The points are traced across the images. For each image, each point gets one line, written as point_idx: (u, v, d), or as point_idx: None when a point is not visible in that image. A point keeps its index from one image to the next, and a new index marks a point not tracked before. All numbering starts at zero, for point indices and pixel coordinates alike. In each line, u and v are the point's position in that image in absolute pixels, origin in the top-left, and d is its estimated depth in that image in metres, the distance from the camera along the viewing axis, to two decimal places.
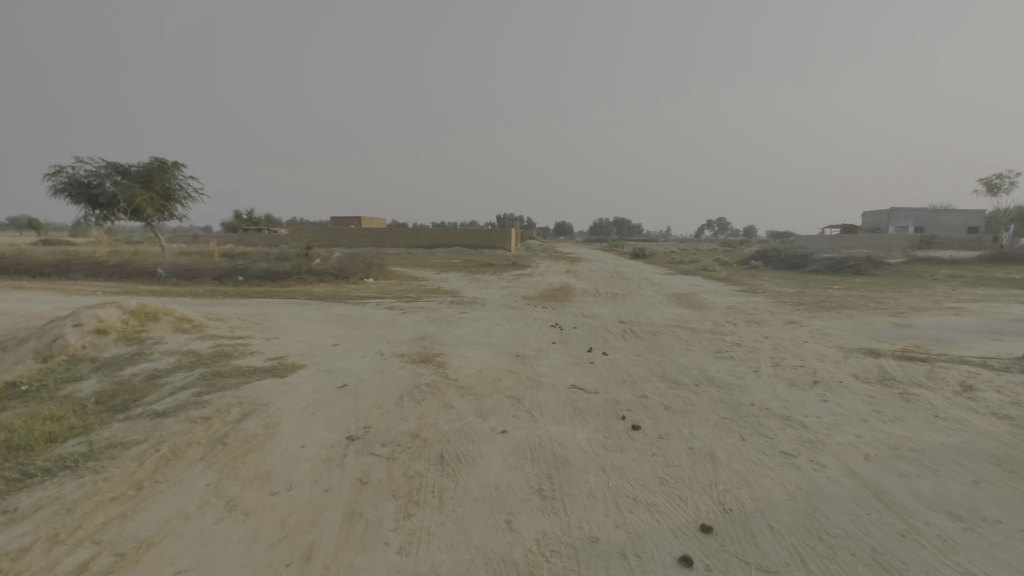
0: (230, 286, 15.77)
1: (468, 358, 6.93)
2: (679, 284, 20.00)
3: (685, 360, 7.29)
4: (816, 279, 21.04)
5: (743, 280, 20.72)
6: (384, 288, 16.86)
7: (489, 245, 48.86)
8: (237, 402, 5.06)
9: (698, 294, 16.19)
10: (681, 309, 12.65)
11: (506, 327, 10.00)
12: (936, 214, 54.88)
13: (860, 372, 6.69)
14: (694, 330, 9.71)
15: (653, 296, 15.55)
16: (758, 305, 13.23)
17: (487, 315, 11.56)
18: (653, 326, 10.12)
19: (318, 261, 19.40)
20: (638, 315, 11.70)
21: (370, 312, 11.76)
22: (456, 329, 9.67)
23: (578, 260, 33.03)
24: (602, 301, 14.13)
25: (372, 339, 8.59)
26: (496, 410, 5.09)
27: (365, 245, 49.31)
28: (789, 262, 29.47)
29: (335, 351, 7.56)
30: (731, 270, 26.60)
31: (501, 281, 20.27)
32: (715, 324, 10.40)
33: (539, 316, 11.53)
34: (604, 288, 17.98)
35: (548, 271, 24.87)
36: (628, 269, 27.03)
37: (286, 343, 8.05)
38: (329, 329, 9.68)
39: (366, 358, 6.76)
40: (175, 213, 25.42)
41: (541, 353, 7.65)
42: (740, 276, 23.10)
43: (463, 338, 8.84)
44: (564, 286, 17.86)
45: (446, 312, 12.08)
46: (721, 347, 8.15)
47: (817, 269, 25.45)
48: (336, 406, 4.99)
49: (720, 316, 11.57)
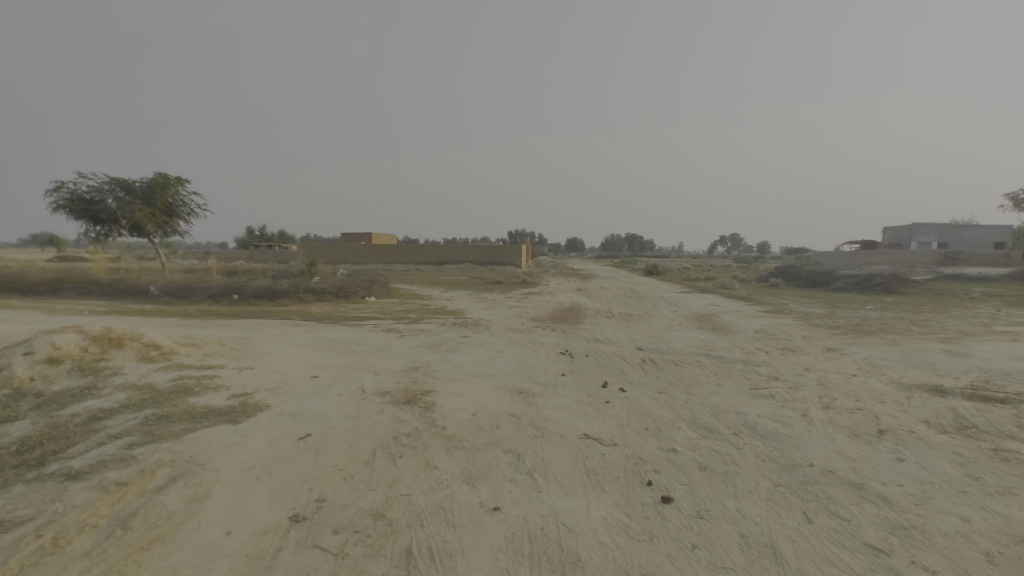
0: (223, 306, 14.96)
1: (462, 397, 5.92)
2: (698, 303, 18.88)
3: (718, 399, 6.22)
4: (844, 299, 19.79)
5: (766, 300, 19.53)
6: (385, 307, 15.98)
7: (500, 262, 48.04)
8: (169, 461, 4.08)
9: (719, 315, 15.06)
10: (704, 333, 11.55)
11: (511, 354, 8.99)
12: (961, 230, 53.12)
13: (932, 418, 5.58)
14: (723, 359, 8.62)
15: (671, 317, 14.47)
16: (789, 329, 12.09)
17: (491, 339, 10.56)
18: (675, 354, 9.05)
19: (318, 279, 18.60)
20: (657, 340, 10.63)
21: (365, 336, 10.82)
22: (455, 357, 8.68)
23: (590, 278, 32.01)
24: (616, 323, 13.06)
25: (359, 369, 7.60)
26: (489, 474, 4.07)
27: (374, 262, 48.78)
28: (811, 279, 28.18)
29: (311, 385, 6.59)
30: (751, 288, 25.39)
31: (510, 300, 19.31)
32: (745, 351, 9.28)
33: (547, 340, 10.50)
34: (618, 307, 16.92)
35: (558, 289, 23.87)
36: (642, 287, 25.95)
37: (258, 375, 7.07)
38: (314, 356, 8.72)
39: (343, 397, 5.77)
40: (178, 229, 24.91)
41: (549, 390, 6.62)
42: (762, 295, 21.91)
43: (461, 368, 7.83)
44: (576, 306, 16.84)
45: (447, 336, 11.10)
46: (758, 381, 7.07)
47: (843, 288, 24.18)
48: (288, 468, 3.99)
49: (749, 341, 10.45)
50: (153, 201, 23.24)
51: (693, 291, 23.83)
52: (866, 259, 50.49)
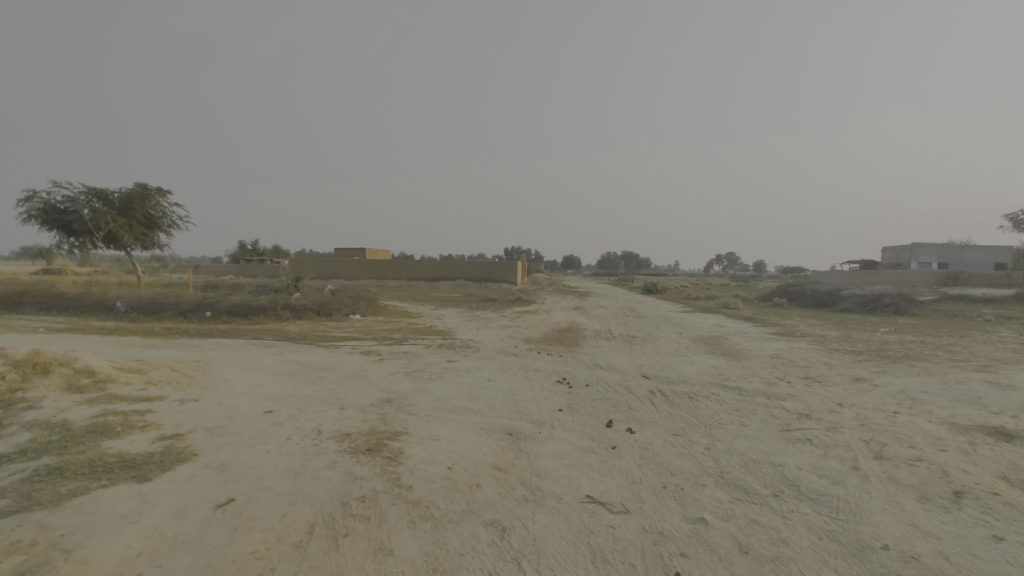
0: (193, 324, 13.88)
1: (438, 442, 4.88)
2: (703, 324, 17.90)
3: (745, 446, 5.18)
4: (854, 321, 18.86)
5: (773, 321, 18.58)
6: (369, 326, 14.93)
7: (495, 278, 47.12)
8: (27, 544, 3.01)
9: (727, 338, 14.07)
10: (714, 359, 10.52)
11: (501, 383, 7.95)
12: (961, 250, 52.64)
13: (1010, 472, 4.57)
14: (742, 391, 7.60)
15: (676, 340, 13.48)
16: (806, 354, 11.09)
17: (480, 365, 9.49)
18: (686, 384, 8.03)
19: (300, 296, 17.58)
20: (664, 367, 9.60)
21: (340, 360, 9.76)
22: (438, 387, 7.63)
23: (588, 296, 31.08)
24: (617, 346, 12.03)
25: (323, 402, 6.54)
26: (462, 565, 3.00)
27: (367, 277, 47.77)
28: (816, 299, 27.31)
29: (260, 424, 5.52)
30: (755, 307, 24.52)
31: (503, 319, 18.29)
32: (764, 381, 8.26)
33: (543, 367, 9.45)
34: (618, 328, 15.95)
35: (555, 308, 22.88)
36: (642, 306, 24.98)
37: (201, 410, 6.00)
38: (276, 385, 7.65)
39: (291, 443, 4.72)
40: (158, 242, 23.91)
41: (543, 431, 5.58)
42: (767, 315, 21.00)
43: (443, 401, 6.79)
44: (573, 326, 15.83)
45: (431, 360, 10.03)
46: (788, 421, 6.04)
47: (849, 308, 23.33)
48: (187, 558, 2.92)
49: (766, 368, 9.42)
50: (131, 212, 22.24)
51: (695, 310, 22.89)
52: (866, 279, 49.88)
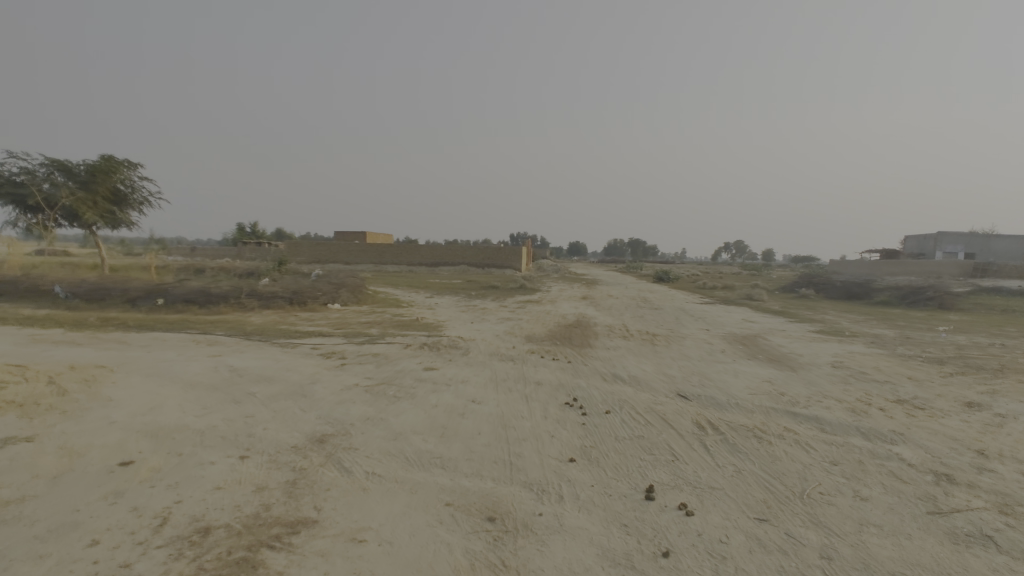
0: (137, 313, 11.82)
1: (357, 554, 2.74)
2: (730, 318, 15.70)
3: (892, 556, 3.02)
4: (901, 317, 16.59)
5: (809, 316, 16.35)
6: (344, 318, 12.82)
7: (498, 264, 44.94)
8: None
9: (766, 337, 11.84)
10: (764, 369, 8.32)
11: (489, 407, 5.81)
12: (989, 240, 49.90)
13: None
14: (828, 426, 5.40)
15: (706, 340, 11.31)
16: (877, 362, 8.86)
17: (465, 376, 7.34)
18: (743, 413, 5.85)
19: (273, 280, 15.49)
20: (705, 380, 7.41)
21: (289, 366, 7.64)
22: (402, 414, 5.50)
23: (596, 284, 28.99)
24: (637, 348, 9.90)
25: (222, 445, 4.43)
26: None
27: (364, 262, 45.75)
28: (846, 290, 25.00)
29: (87, 493, 3.40)
30: (782, 299, 22.26)
31: (503, 310, 16.16)
32: (850, 409, 6.06)
33: (547, 379, 7.29)
34: (634, 323, 13.79)
35: (561, 298, 20.70)
36: (657, 296, 22.74)
37: (19, 462, 3.89)
38: (178, 406, 5.53)
39: (85, 560, 2.58)
40: (128, 219, 21.83)
41: (546, 513, 3.44)
42: (799, 309, 18.78)
43: (400, 443, 4.65)
44: (582, 320, 13.67)
45: (405, 366, 7.89)
46: (929, 491, 3.87)
47: (888, 302, 21.02)
48: None
49: (839, 386, 7.21)
50: (94, 186, 20.03)
51: (716, 302, 20.67)
52: (888, 269, 47.40)
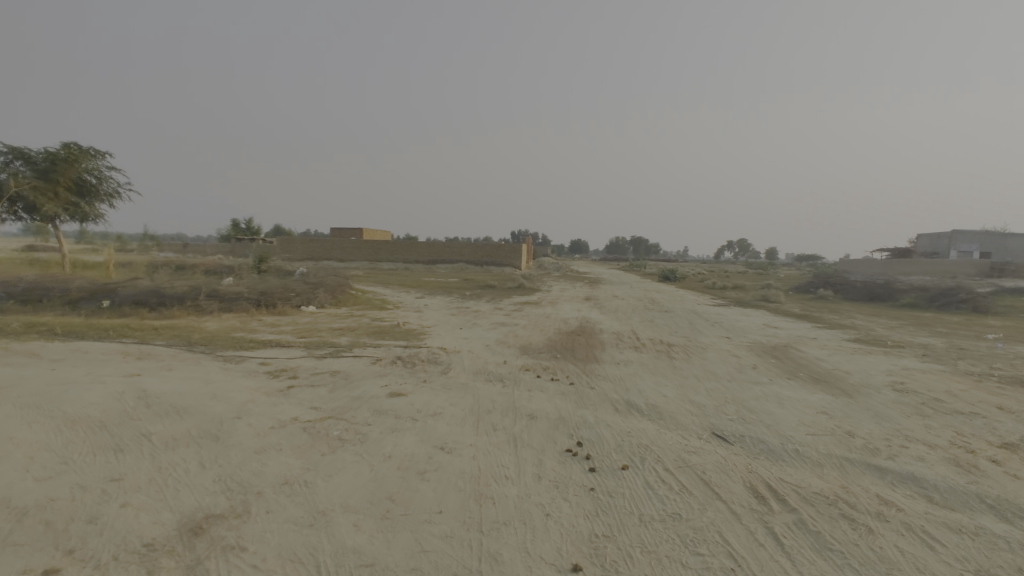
0: (73, 318, 10.25)
1: None
2: (750, 324, 14.11)
3: None
4: (939, 323, 14.98)
5: (837, 322, 14.76)
6: (315, 325, 11.25)
7: (497, 262, 43.36)
8: None
9: (798, 348, 10.24)
10: (812, 393, 6.74)
11: (463, 461, 4.25)
12: (1005, 239, 48.23)
13: None
14: (936, 495, 3.84)
15: (731, 351, 9.72)
16: (946, 384, 7.28)
17: (439, 405, 5.78)
18: (810, 470, 4.29)
19: (241, 278, 13.92)
20: (744, 411, 5.83)
21: (217, 391, 6.06)
22: (338, 473, 3.95)
23: (599, 284, 27.42)
24: (652, 363, 8.32)
25: (36, 545, 2.88)
26: None
27: (359, 259, 44.25)
28: (867, 291, 23.41)
29: None
30: (800, 301, 20.69)
31: (497, 314, 14.59)
32: (951, 461, 4.50)
33: (544, 410, 5.73)
34: (646, 329, 12.22)
35: (561, 299, 19.11)
36: (664, 297, 21.13)
37: None
38: (26, 461, 3.97)
39: None
40: (95, 212, 20.27)
41: None
42: (822, 312, 17.20)
43: (319, 533, 3.10)
44: (586, 327, 12.10)
45: (367, 390, 6.34)
46: None
47: (916, 305, 19.39)
48: None
49: (917, 421, 5.64)
50: (54, 176, 18.38)
51: (730, 305, 19.07)
52: (901, 268, 45.71)
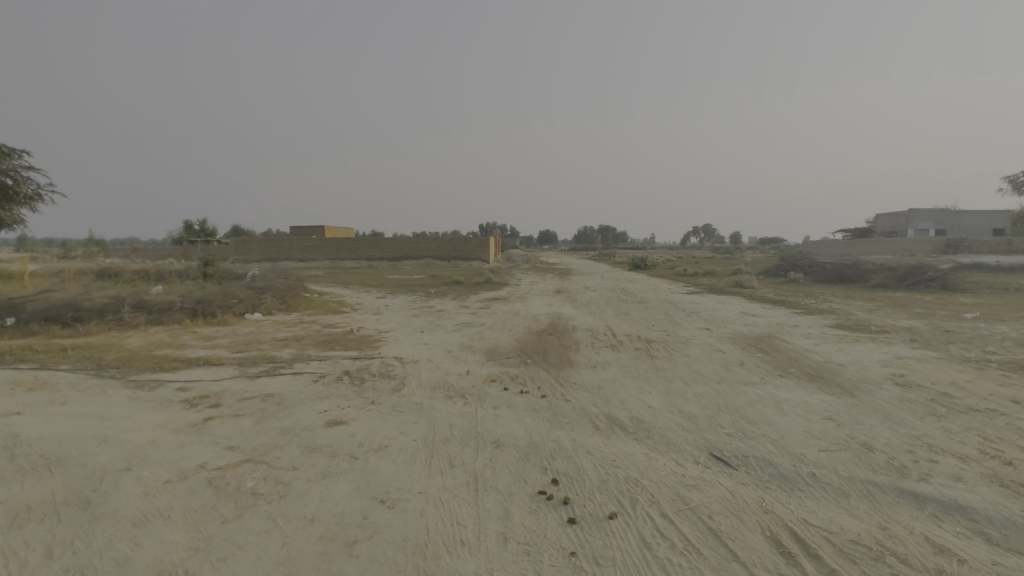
0: None
1: None
2: (728, 313, 13.54)
3: None
4: (915, 304, 14.72)
5: (814, 307, 14.33)
6: (257, 336, 10.07)
7: (465, 256, 42.25)
8: None
9: (783, 339, 9.61)
10: (811, 394, 6.02)
11: (408, 521, 3.30)
12: (958, 216, 49.69)
13: None
14: (995, 534, 3.10)
15: (714, 345, 9.02)
16: (949, 375, 6.69)
17: (386, 434, 4.80)
18: (836, 503, 3.50)
19: (176, 286, 12.55)
20: (742, 423, 5.05)
21: (112, 431, 4.93)
22: (237, 554, 2.95)
23: (569, 275, 26.66)
24: (632, 365, 7.51)
25: None
26: None
27: (320, 258, 42.49)
28: (837, 272, 23.33)
29: None
30: (773, 286, 20.37)
31: (463, 312, 13.63)
32: (993, 478, 3.79)
33: (512, 435, 4.83)
34: (621, 324, 11.48)
35: (530, 293, 18.23)
36: (637, 287, 20.50)
37: None
38: None
39: None
40: (15, 216, 18.35)
41: None
42: (797, 297, 16.83)
43: None
44: (557, 324, 11.28)
45: (301, 418, 5.31)
46: None
47: (886, 285, 19.27)
48: None
49: (935, 424, 4.96)
50: None
51: (704, 292, 18.55)
52: (862, 248, 46.57)
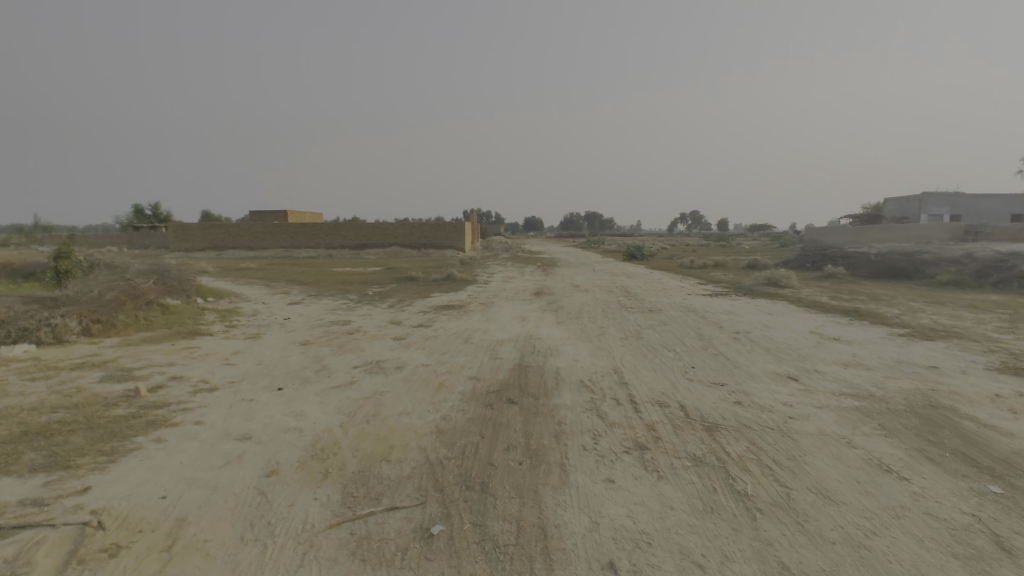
0: None
1: None
2: (795, 335, 8.80)
3: None
4: None
5: (917, 323, 9.61)
6: None
7: (437, 245, 37.08)
8: None
9: (974, 417, 4.78)
10: None
11: None
12: (976, 200, 45.52)
13: None
14: None
15: (857, 446, 4.15)
16: None
17: None
18: None
19: None
20: None
21: None
22: None
23: (554, 268, 21.77)
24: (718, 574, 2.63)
25: None
26: None
27: (272, 246, 37.04)
28: (886, 266, 18.72)
29: None
30: (818, 284, 15.65)
31: (389, 336, 8.72)
32: None
33: None
34: (640, 365, 6.64)
35: (499, 297, 13.29)
36: (641, 286, 15.66)
37: None
38: None
39: None
40: None
41: None
42: (868, 303, 12.08)
43: None
44: (528, 370, 6.39)
45: None
46: None
47: (967, 285, 14.64)
48: None
49: None
50: None
51: (733, 294, 13.80)
52: (875, 236, 42.25)
